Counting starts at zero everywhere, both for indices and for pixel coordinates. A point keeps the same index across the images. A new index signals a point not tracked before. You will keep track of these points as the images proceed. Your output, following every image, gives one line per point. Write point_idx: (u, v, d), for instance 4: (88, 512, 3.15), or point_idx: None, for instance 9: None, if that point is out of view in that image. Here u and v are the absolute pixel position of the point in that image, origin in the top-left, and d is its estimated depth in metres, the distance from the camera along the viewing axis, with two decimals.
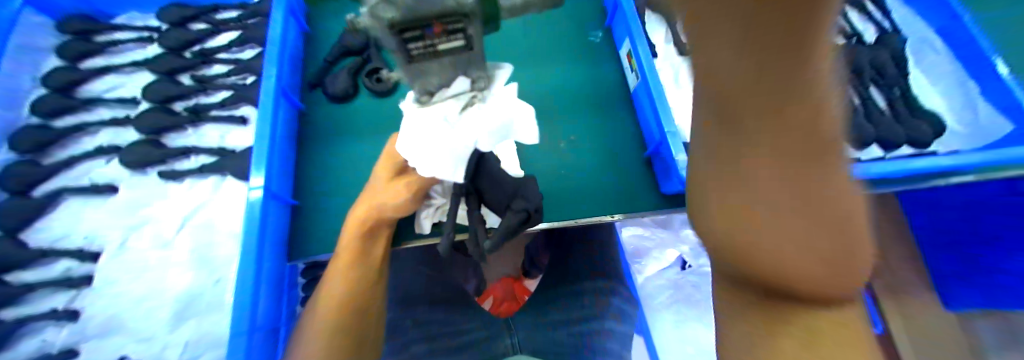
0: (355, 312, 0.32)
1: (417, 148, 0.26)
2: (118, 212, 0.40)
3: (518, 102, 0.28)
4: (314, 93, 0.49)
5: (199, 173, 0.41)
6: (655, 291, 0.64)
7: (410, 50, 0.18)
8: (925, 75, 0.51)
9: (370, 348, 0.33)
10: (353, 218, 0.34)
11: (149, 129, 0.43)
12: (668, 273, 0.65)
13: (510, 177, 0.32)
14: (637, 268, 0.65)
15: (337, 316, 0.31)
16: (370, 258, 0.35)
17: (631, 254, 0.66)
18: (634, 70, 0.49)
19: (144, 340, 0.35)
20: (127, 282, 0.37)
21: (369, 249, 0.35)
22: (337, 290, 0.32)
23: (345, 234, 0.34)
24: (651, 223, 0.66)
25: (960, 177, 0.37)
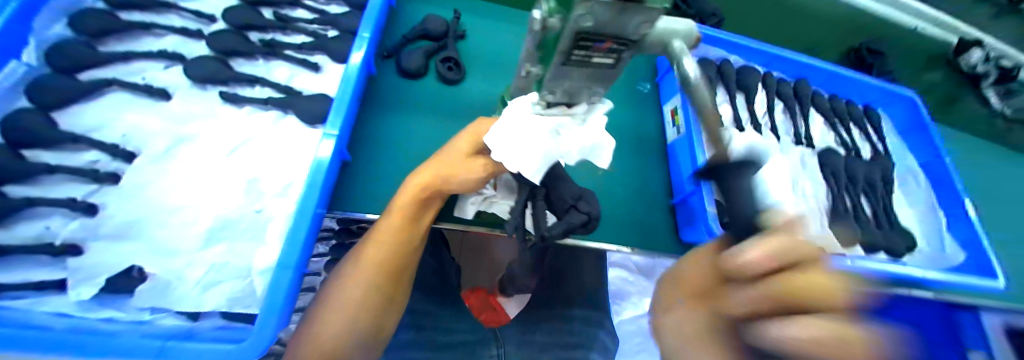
0: (392, 276, 0.33)
1: (514, 138, 0.29)
2: (167, 119, 0.39)
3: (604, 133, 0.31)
4: (385, 63, 0.51)
5: (262, 104, 0.41)
6: (625, 335, 0.66)
7: (571, 55, 0.21)
8: (907, 199, 0.64)
9: (398, 303, 0.35)
10: (414, 184, 0.33)
11: (221, 50, 0.43)
12: (642, 319, 0.68)
13: (575, 185, 0.34)
14: (615, 308, 0.67)
15: (378, 278, 0.32)
16: (416, 226, 0.34)
17: (614, 294, 0.68)
18: (677, 126, 0.54)
19: (160, 254, 0.34)
20: (163, 190, 0.36)
21: (417, 216, 0.34)
22: (382, 254, 0.32)
23: (402, 194, 0.33)
24: (635, 270, 0.69)
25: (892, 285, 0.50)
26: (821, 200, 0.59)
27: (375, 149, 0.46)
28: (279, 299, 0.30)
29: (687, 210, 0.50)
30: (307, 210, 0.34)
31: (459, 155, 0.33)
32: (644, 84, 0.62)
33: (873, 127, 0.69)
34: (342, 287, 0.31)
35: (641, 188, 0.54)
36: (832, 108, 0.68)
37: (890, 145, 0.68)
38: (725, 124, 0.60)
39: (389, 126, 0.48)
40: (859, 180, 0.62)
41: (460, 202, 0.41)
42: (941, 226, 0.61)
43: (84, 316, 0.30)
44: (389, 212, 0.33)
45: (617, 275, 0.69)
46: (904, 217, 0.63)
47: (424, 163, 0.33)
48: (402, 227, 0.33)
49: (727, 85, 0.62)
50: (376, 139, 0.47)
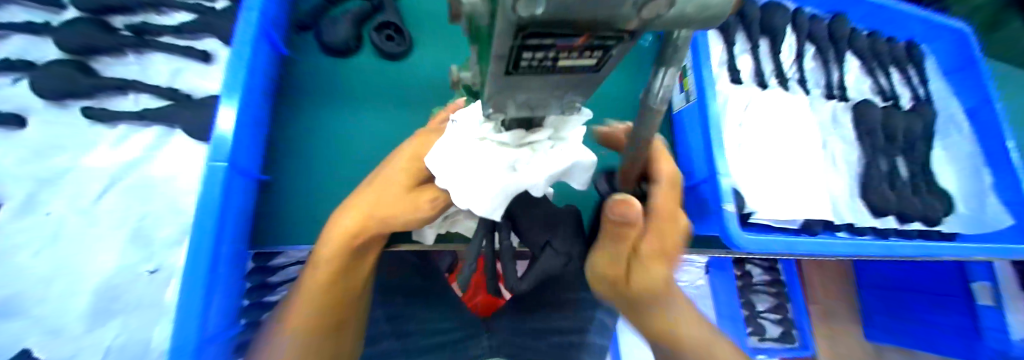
0: (331, 329, 0.29)
1: (462, 163, 0.22)
2: (15, 156, 0.30)
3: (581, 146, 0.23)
4: (300, 37, 0.41)
5: (138, 121, 0.32)
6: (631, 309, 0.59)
7: (519, 61, 0.11)
8: (945, 152, 0.56)
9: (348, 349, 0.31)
10: (339, 228, 0.28)
11: (76, 49, 0.32)
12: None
13: (551, 205, 0.28)
14: None
15: (309, 338, 0.27)
16: (353, 273, 0.30)
17: None
18: (684, 92, 0.44)
19: (56, 333, 0.28)
20: (36, 247, 0.29)
21: (353, 264, 0.29)
22: (312, 309, 0.28)
23: (332, 236, 0.28)
24: None
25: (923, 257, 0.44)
26: (851, 163, 0.51)
27: (309, 157, 0.39)
28: None
29: (697, 197, 0.41)
30: (200, 266, 0.27)
31: (395, 189, 0.27)
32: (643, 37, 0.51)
33: (916, 68, 0.58)
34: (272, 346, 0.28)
35: None
36: (869, 49, 0.56)
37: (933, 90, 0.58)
38: (743, 81, 0.49)
39: (327, 123, 0.40)
40: (898, 135, 0.53)
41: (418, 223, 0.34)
42: (989, 185, 0.53)
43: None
44: (320, 255, 0.28)
45: None
46: (940, 179, 0.55)
47: (350, 198, 0.28)
48: (334, 274, 0.28)
49: (748, 30, 0.51)
50: (309, 142, 0.39)
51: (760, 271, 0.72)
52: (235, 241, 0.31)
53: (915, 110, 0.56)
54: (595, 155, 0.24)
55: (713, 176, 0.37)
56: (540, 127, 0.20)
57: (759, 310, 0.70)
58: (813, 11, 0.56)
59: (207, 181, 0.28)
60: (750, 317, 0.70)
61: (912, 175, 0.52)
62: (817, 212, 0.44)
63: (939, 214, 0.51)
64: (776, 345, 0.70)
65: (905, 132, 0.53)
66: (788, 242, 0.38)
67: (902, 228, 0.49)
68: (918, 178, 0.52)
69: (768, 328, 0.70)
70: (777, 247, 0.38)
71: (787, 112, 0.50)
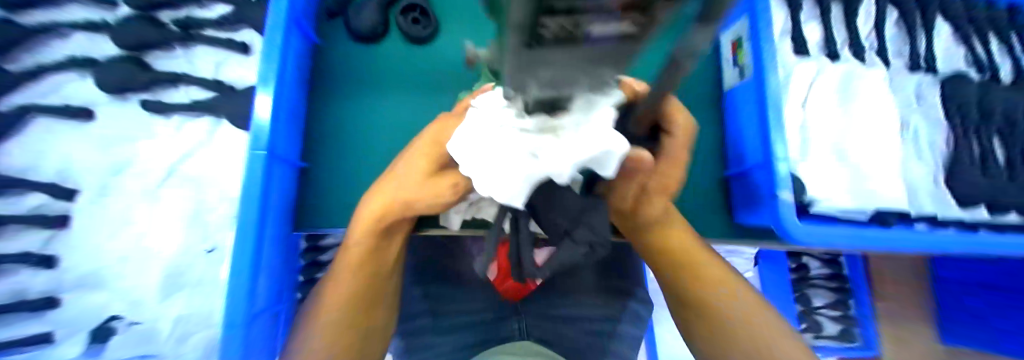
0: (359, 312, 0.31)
1: (484, 148, 0.22)
2: (89, 146, 0.33)
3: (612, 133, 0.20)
4: (331, 24, 0.41)
5: (189, 111, 0.35)
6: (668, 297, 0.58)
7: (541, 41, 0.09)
8: None
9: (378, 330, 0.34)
10: (367, 214, 0.29)
11: (130, 45, 0.35)
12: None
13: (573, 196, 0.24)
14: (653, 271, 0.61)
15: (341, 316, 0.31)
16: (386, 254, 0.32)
17: None
18: (738, 67, 0.39)
19: (132, 303, 0.32)
20: (115, 226, 0.33)
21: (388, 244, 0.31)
22: (343, 290, 0.31)
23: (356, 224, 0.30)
24: None
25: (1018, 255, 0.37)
26: (936, 146, 0.44)
27: (340, 145, 0.40)
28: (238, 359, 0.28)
29: (747, 187, 0.37)
30: (245, 252, 0.28)
31: (415, 175, 0.27)
32: None
33: None
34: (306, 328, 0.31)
35: None
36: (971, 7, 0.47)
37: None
38: (809, 53, 0.43)
39: (357, 110, 0.40)
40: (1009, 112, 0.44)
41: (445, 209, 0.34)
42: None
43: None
44: (347, 246, 0.31)
45: None
46: None
47: (372, 187, 0.29)
48: (359, 262, 0.31)
49: None
50: (340, 129, 0.40)
51: (819, 263, 0.63)
52: (279, 226, 0.33)
53: None
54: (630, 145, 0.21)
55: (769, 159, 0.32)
56: (567, 110, 0.16)
57: (816, 305, 0.62)
58: None
59: (249, 170, 0.29)
60: (805, 313, 0.62)
61: None
62: (893, 198, 0.38)
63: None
64: (833, 344, 0.62)
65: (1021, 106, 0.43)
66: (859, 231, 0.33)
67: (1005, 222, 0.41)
68: None
69: (825, 325, 0.62)
70: (846, 241, 0.33)
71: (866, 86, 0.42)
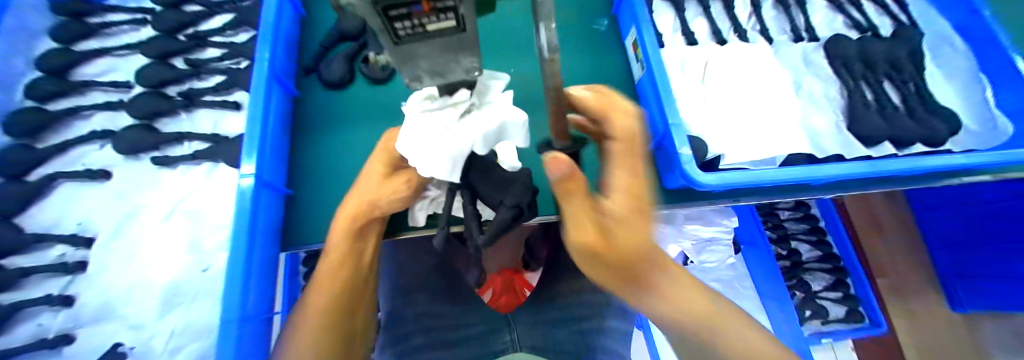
0: (343, 317, 0.33)
1: (419, 135, 0.27)
2: (108, 199, 0.40)
3: (512, 109, 0.28)
4: (308, 78, 0.49)
5: (192, 160, 0.42)
6: None
7: (397, 31, 0.16)
8: (942, 73, 0.54)
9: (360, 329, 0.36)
10: (343, 216, 0.35)
11: (141, 115, 0.42)
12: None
13: (505, 172, 0.34)
14: None
15: (326, 324, 0.31)
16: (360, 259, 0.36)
17: None
18: (639, 61, 0.47)
19: (135, 328, 0.36)
20: (127, 264, 0.38)
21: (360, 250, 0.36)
22: (324, 297, 0.33)
23: (338, 225, 0.35)
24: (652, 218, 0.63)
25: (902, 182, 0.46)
26: (832, 99, 0.52)
27: (320, 171, 0.46)
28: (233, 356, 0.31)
29: (666, 157, 0.44)
30: (238, 260, 0.33)
31: (375, 176, 0.33)
32: (600, 22, 0.54)
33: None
34: (290, 342, 0.31)
35: None
36: None
37: (912, 13, 0.57)
38: (699, 42, 0.52)
39: (332, 144, 0.47)
40: (878, 63, 0.53)
41: (410, 210, 0.40)
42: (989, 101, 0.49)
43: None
44: (328, 249, 0.36)
45: None
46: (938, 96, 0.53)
47: (348, 192, 0.35)
48: (340, 260, 0.34)
49: None
50: (321, 160, 0.46)
51: (807, 247, 0.71)
52: (268, 243, 0.38)
53: (896, 36, 0.55)
54: (526, 113, 0.28)
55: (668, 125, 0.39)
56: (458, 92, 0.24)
57: (816, 290, 0.68)
58: None
59: (241, 198, 0.35)
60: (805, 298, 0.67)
61: (904, 99, 0.51)
62: (789, 146, 0.46)
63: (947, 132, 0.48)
64: (844, 327, 0.65)
65: (885, 59, 0.54)
66: (778, 173, 0.36)
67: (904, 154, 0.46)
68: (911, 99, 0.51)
69: (831, 309, 0.66)
70: (748, 184, 0.38)
71: (750, 64, 0.51)
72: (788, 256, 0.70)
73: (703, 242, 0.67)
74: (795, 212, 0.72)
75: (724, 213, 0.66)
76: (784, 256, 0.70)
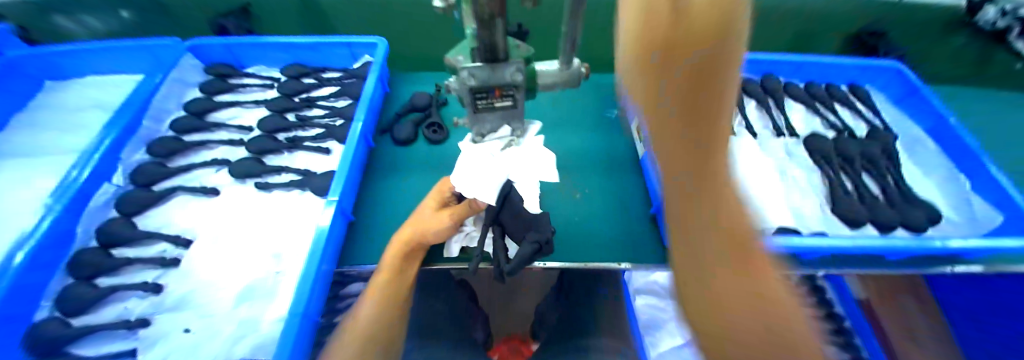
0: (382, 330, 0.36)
1: (479, 168, 0.35)
2: (217, 210, 0.52)
3: (542, 150, 0.39)
4: (383, 136, 0.63)
5: (286, 187, 0.53)
6: None
7: (477, 104, 0.28)
8: (919, 166, 0.62)
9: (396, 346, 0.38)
10: (394, 241, 0.43)
11: (256, 151, 0.57)
12: (686, 351, 0.68)
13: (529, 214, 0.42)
14: (650, 341, 0.70)
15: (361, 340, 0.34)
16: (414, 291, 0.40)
17: (646, 324, 0.71)
18: (642, 142, 0.57)
19: (206, 318, 0.42)
20: (217, 264, 0.46)
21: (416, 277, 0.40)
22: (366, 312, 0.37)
23: (392, 247, 0.42)
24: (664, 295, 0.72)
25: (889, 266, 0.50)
26: (816, 185, 0.58)
27: (377, 204, 0.55)
28: (289, 344, 0.37)
29: (665, 220, 0.49)
30: (312, 268, 0.41)
31: (428, 209, 0.43)
32: (611, 111, 0.67)
33: (863, 105, 0.71)
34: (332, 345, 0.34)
35: (618, 199, 0.55)
36: (808, 98, 0.71)
37: (889, 121, 0.68)
38: None
39: (391, 187, 0.57)
40: (855, 158, 0.61)
41: (446, 242, 0.47)
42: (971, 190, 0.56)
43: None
44: (380, 268, 0.42)
45: (646, 303, 0.72)
46: (922, 188, 0.59)
47: (406, 220, 0.44)
48: (389, 277, 0.41)
49: None
50: (379, 198, 0.56)
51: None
52: (330, 258, 0.45)
53: (873, 136, 0.65)
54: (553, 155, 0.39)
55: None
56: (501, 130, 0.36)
57: None
58: (745, 75, 0.73)
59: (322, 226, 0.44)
60: None
61: (884, 190, 0.58)
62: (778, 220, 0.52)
63: (926, 222, 0.53)
64: None
65: (863, 156, 0.62)
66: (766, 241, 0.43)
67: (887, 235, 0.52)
68: (890, 191, 0.57)
69: None
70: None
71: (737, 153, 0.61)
72: None
73: None
74: None
75: None
76: None
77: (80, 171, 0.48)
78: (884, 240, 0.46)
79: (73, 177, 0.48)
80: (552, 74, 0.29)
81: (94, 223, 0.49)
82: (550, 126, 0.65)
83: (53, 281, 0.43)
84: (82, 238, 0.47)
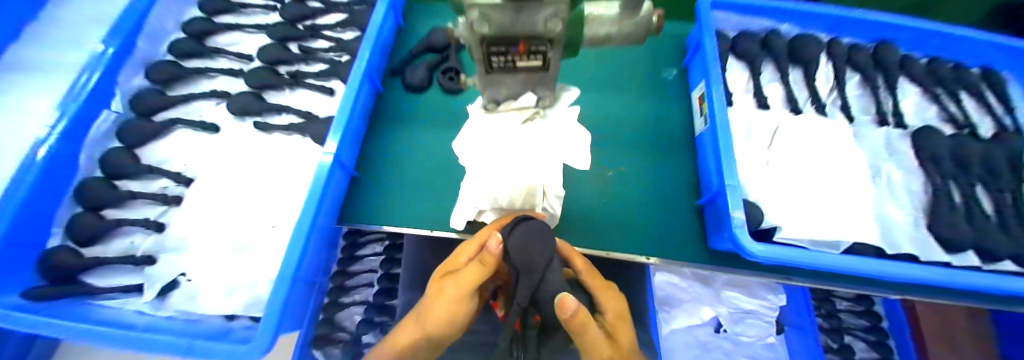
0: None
1: None
2: (217, 147, 0.49)
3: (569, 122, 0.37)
4: (393, 79, 0.55)
5: (285, 131, 0.48)
6: (678, 345, 0.67)
7: (491, 61, 0.20)
8: None
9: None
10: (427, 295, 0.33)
11: (255, 85, 0.51)
12: (700, 330, 0.68)
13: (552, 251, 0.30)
14: (665, 317, 0.66)
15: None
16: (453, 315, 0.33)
17: (663, 301, 0.66)
18: (703, 115, 0.45)
19: (197, 263, 0.42)
20: (217, 207, 0.44)
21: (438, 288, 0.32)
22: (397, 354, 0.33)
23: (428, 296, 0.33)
24: (690, 276, 0.66)
25: (977, 300, 0.40)
26: (914, 194, 0.46)
27: (378, 158, 0.49)
28: (280, 307, 0.32)
29: (715, 213, 0.40)
30: (306, 223, 0.35)
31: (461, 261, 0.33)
32: (668, 70, 0.54)
33: (991, 93, 0.54)
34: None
35: (662, 184, 0.46)
36: (932, 73, 0.54)
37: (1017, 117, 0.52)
38: (771, 107, 0.51)
39: (399, 136, 0.51)
40: (974, 163, 0.47)
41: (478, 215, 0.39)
42: None
43: (77, 324, 0.33)
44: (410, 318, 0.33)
45: (667, 280, 0.67)
46: None
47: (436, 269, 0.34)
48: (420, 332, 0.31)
49: (776, 61, 0.53)
50: (380, 149, 0.50)
51: (863, 345, 0.67)
52: (330, 214, 0.41)
53: (997, 137, 0.49)
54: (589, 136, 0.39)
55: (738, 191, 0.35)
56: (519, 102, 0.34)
57: None
58: (852, 39, 0.56)
59: (317, 175, 0.38)
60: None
61: (999, 208, 0.45)
62: (863, 236, 0.40)
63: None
64: None
65: (983, 161, 0.47)
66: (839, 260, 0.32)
67: (989, 269, 0.40)
68: (1007, 212, 0.44)
69: None
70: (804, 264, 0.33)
71: (831, 137, 0.47)
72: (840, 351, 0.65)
73: (742, 313, 0.66)
74: (854, 305, 0.68)
75: (770, 289, 0.66)
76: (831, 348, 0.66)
77: (76, 93, 0.45)
78: (1006, 278, 0.34)
79: (85, 79, 0.46)
80: (605, 21, 0.20)
81: (96, 151, 0.47)
82: (593, 84, 0.53)
83: (61, 209, 0.42)
84: (84, 168, 0.45)
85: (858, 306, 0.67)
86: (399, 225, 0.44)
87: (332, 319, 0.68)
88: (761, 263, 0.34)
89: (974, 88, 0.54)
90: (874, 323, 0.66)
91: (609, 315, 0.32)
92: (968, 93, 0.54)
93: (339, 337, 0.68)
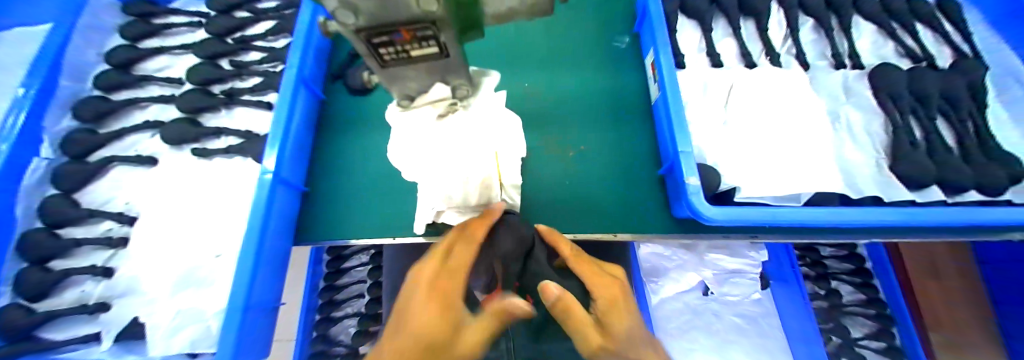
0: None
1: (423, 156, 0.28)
2: (159, 180, 0.46)
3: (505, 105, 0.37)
4: (335, 84, 0.52)
5: (226, 154, 0.46)
6: (671, 313, 0.66)
7: (382, 55, 0.18)
8: (1006, 109, 0.47)
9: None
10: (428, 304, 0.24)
11: (188, 109, 0.48)
12: (689, 295, 0.67)
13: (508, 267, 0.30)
14: (653, 287, 0.66)
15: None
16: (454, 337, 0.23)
17: (649, 271, 0.66)
18: (656, 82, 0.43)
19: (149, 305, 0.40)
20: (165, 241, 0.42)
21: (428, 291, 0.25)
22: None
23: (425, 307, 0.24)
24: (673, 244, 0.66)
25: (940, 233, 0.40)
26: (873, 134, 0.45)
27: (329, 169, 0.47)
28: (232, 339, 0.31)
29: (675, 181, 0.39)
30: (249, 249, 0.33)
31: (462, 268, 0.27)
32: (622, 38, 0.53)
33: (948, 20, 0.54)
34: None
35: (622, 158, 0.45)
36: (886, 8, 0.53)
37: (975, 43, 0.52)
38: (726, 65, 0.49)
39: (349, 142, 0.49)
40: (931, 95, 0.46)
41: (438, 215, 0.37)
42: None
43: None
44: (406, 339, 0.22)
45: (652, 251, 0.67)
46: (1000, 133, 0.46)
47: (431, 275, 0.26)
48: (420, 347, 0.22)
49: (728, 16, 0.51)
50: (330, 160, 0.48)
51: (849, 289, 0.67)
52: (280, 235, 0.39)
53: (956, 67, 0.49)
54: (518, 118, 0.38)
55: (692, 157, 0.34)
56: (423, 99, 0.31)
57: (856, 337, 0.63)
58: None
59: (257, 194, 0.36)
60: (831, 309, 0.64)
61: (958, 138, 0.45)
62: (822, 184, 0.40)
63: (1006, 182, 0.39)
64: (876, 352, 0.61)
65: (942, 92, 0.47)
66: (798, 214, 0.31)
67: (953, 201, 0.40)
68: (967, 141, 0.44)
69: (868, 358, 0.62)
70: (767, 223, 0.32)
71: (785, 87, 0.46)
72: (827, 297, 0.65)
73: (727, 273, 0.66)
74: (838, 250, 0.69)
75: (752, 246, 0.66)
76: (820, 295, 0.66)
77: (4, 137, 0.41)
78: (970, 208, 0.34)
79: (12, 122, 0.42)
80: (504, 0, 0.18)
81: (34, 200, 0.43)
82: (546, 62, 0.51)
83: (5, 267, 0.39)
84: (23, 220, 0.42)
85: (841, 252, 0.68)
86: (357, 236, 0.43)
87: (326, 335, 0.66)
88: (722, 227, 0.33)
89: (930, 17, 0.53)
90: (857, 266, 0.66)
91: (600, 302, 0.26)
92: (922, 23, 0.53)
93: (336, 351, 0.65)
